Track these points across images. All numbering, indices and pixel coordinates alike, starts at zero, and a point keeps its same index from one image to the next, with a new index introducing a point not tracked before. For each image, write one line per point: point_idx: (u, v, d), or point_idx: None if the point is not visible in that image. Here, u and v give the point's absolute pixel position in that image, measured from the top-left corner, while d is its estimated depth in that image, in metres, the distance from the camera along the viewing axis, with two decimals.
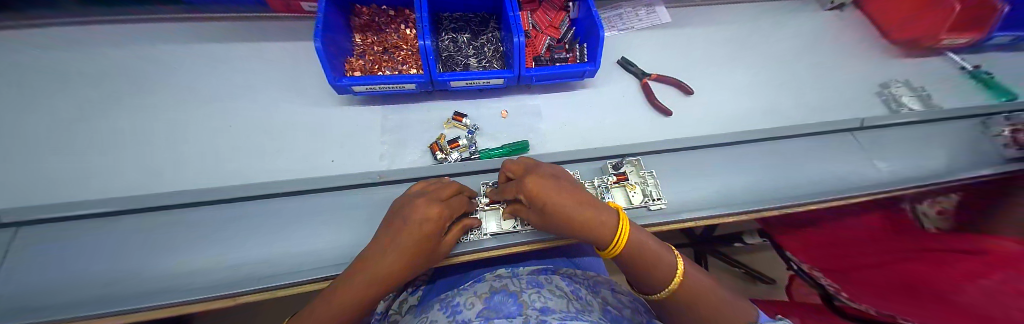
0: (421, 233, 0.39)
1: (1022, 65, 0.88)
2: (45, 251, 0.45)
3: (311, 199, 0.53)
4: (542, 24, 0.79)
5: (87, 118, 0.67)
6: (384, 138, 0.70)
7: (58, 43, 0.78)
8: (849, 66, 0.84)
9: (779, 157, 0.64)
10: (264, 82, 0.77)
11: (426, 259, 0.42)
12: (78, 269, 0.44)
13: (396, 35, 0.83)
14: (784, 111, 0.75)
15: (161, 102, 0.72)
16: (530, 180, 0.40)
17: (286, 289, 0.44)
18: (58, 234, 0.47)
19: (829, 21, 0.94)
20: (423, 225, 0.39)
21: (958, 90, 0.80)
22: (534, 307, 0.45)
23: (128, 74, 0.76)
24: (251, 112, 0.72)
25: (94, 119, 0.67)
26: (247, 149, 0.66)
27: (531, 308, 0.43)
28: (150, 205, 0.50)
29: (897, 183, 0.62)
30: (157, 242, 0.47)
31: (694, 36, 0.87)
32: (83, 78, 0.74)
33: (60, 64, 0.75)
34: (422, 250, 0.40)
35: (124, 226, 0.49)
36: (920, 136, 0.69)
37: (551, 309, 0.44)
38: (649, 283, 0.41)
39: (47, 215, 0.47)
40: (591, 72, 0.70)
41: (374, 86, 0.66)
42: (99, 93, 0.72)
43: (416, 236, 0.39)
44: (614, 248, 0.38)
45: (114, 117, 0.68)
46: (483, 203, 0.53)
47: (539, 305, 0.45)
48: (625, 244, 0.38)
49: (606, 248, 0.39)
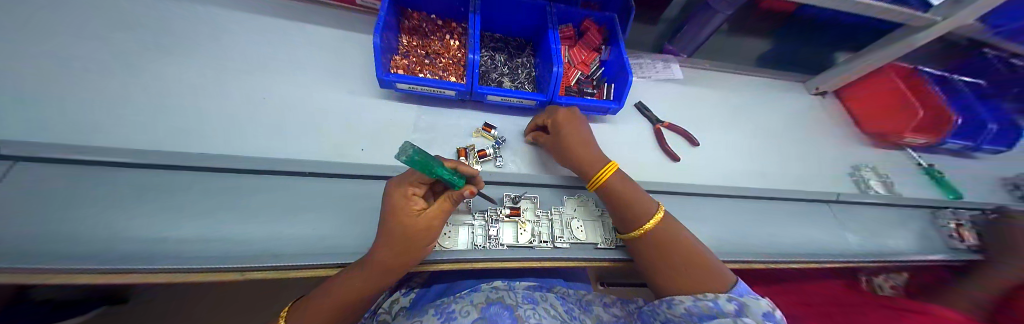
0: (394, 212, 0.39)
1: (963, 168, 1.05)
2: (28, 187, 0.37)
3: (334, 184, 0.51)
4: (576, 60, 0.76)
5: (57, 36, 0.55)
6: (415, 135, 0.63)
7: None
8: (827, 146, 0.97)
9: (766, 217, 0.72)
10: (282, 50, 0.68)
11: (416, 242, 0.40)
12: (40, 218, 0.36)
13: (440, 43, 0.73)
14: (771, 176, 0.84)
15: (168, 40, 0.62)
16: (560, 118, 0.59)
17: (303, 270, 0.41)
18: (52, 173, 0.39)
19: (813, 104, 1.08)
20: (396, 216, 0.39)
21: (914, 182, 0.94)
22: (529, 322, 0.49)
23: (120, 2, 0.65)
24: (272, 77, 0.62)
25: (63, 38, 0.55)
26: (260, 107, 0.57)
27: None
28: (159, 158, 0.43)
29: (863, 255, 0.72)
30: (152, 200, 0.41)
31: (703, 95, 0.97)
32: None
33: None
34: (398, 234, 0.39)
35: (125, 177, 0.42)
36: (880, 216, 0.80)
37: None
38: (624, 223, 0.49)
39: (29, 150, 0.38)
40: (614, 110, 0.73)
41: (418, 86, 0.60)
42: (83, 10, 0.60)
43: (390, 217, 0.39)
44: (596, 179, 0.51)
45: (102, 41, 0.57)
46: (504, 214, 0.54)
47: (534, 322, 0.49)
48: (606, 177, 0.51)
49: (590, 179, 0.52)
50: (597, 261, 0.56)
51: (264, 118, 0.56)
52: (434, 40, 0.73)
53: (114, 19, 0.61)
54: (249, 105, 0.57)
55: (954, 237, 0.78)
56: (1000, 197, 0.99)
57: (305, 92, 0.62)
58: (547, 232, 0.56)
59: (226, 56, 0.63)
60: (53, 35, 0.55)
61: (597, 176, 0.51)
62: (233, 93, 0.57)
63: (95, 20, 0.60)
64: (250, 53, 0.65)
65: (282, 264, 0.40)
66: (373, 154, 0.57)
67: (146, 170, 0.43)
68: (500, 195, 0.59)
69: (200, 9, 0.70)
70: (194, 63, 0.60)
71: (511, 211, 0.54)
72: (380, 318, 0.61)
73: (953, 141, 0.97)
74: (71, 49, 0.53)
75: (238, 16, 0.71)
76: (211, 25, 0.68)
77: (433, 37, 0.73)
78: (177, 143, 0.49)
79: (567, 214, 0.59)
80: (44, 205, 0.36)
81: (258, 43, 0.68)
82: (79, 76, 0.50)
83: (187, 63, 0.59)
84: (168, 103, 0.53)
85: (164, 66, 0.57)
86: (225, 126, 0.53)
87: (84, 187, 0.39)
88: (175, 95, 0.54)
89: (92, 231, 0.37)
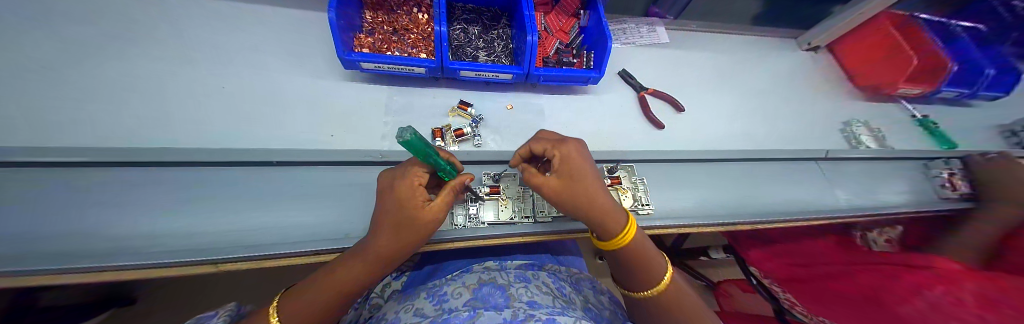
0: (398, 203, 0.37)
1: (960, 118, 1.03)
2: None
3: (305, 172, 0.49)
4: (553, 28, 0.73)
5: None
6: (387, 118, 0.60)
7: None
8: (818, 103, 0.94)
9: (752, 179, 0.71)
10: (242, 35, 0.65)
11: (420, 234, 0.38)
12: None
13: (407, 17, 0.69)
14: (759, 138, 0.82)
15: (116, 30, 0.58)
16: (573, 154, 0.41)
17: (282, 259, 0.41)
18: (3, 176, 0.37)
19: (804, 61, 1.04)
20: (403, 206, 0.36)
21: (908, 136, 0.93)
22: (522, 301, 0.48)
23: None
24: (233, 66, 0.59)
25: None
26: (222, 99, 0.54)
27: (519, 301, 0.47)
28: (112, 159, 0.41)
29: (853, 209, 0.71)
30: (109, 196, 0.40)
31: (689, 59, 0.93)
32: None
33: None
34: (405, 226, 0.37)
35: (75, 176, 0.40)
36: (869, 170, 0.79)
37: (537, 304, 0.47)
38: (635, 281, 0.45)
39: None
40: (595, 79, 0.70)
41: (384, 65, 0.57)
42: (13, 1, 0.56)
43: (395, 207, 0.37)
44: (620, 240, 0.41)
45: (36, 34, 0.53)
46: (483, 193, 0.53)
47: (527, 299, 0.48)
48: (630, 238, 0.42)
49: (613, 239, 0.42)
50: (581, 234, 0.55)
51: (229, 108, 0.54)
52: (401, 14, 0.69)
53: (56, 9, 0.57)
54: (210, 96, 0.54)
55: (946, 187, 0.77)
56: (995, 144, 0.98)
57: (269, 79, 0.59)
58: (530, 208, 0.54)
59: (183, 45, 0.60)
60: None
61: (621, 237, 0.41)
62: (193, 83, 0.55)
63: (29, 12, 0.55)
64: (209, 41, 0.62)
65: (254, 256, 0.39)
66: (343, 139, 0.56)
67: (101, 168, 0.41)
68: (479, 174, 0.57)
69: None
70: (149, 55, 0.57)
71: (491, 189, 0.52)
72: (373, 303, 0.62)
73: (949, 90, 0.94)
74: (11, 45, 0.50)
75: (193, 3, 0.67)
76: (164, 13, 0.64)
77: (400, 12, 0.69)
78: (136, 140, 0.47)
79: None
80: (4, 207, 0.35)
81: (217, 30, 0.64)
82: (22, 74, 0.47)
83: (141, 56, 0.56)
84: (123, 99, 0.50)
85: (115, 59, 0.54)
86: (190, 120, 0.51)
87: (37, 188, 0.37)
88: (132, 91, 0.51)
89: (53, 230, 0.36)
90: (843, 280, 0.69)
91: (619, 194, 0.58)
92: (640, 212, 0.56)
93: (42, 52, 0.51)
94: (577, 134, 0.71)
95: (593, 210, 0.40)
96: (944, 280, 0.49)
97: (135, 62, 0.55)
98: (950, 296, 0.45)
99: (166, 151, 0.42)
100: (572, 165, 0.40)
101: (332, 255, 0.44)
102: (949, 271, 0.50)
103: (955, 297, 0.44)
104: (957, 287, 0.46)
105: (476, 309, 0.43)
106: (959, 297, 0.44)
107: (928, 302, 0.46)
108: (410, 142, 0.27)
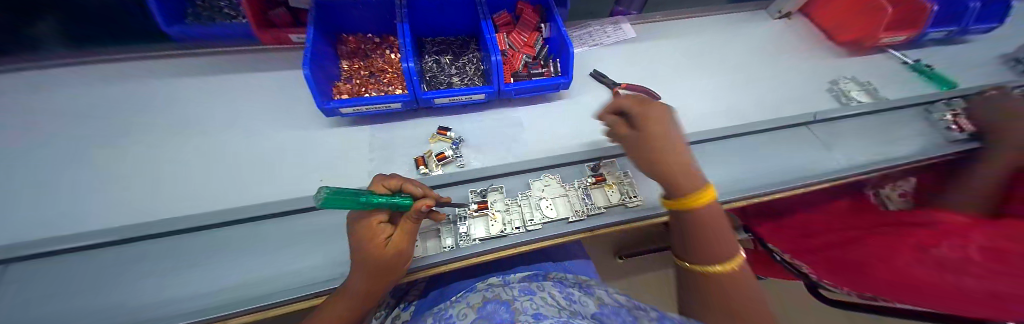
0: (362, 246, 0.38)
1: (957, 56, 0.99)
2: (28, 284, 0.41)
3: (299, 220, 0.52)
4: (517, 44, 0.77)
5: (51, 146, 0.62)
6: (372, 154, 0.64)
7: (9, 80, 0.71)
8: (800, 68, 0.93)
9: (747, 151, 0.69)
10: (241, 105, 0.72)
11: (390, 267, 0.39)
12: (36, 308, 0.39)
13: (381, 59, 0.74)
14: (744, 112, 0.81)
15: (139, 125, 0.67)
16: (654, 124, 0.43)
17: (279, 307, 0.42)
18: (45, 268, 0.43)
19: (779, 29, 1.04)
20: (366, 250, 0.37)
21: (902, 83, 0.90)
22: (528, 313, 0.44)
23: (91, 103, 0.70)
24: (238, 136, 0.67)
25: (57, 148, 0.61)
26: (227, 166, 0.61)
27: (523, 314, 0.42)
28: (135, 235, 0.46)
29: (861, 167, 0.67)
30: (127, 273, 0.43)
31: (660, 48, 0.94)
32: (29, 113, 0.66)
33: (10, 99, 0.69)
34: (371, 266, 0.38)
35: (103, 257, 0.45)
36: (867, 125, 0.77)
37: (543, 314, 0.42)
38: (684, 227, 0.42)
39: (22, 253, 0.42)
40: (566, 84, 0.72)
41: (362, 107, 0.61)
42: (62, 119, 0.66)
43: (360, 251, 0.38)
44: (693, 199, 0.39)
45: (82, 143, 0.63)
46: (472, 210, 0.53)
47: (532, 311, 0.44)
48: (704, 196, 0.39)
49: (685, 196, 0.40)
50: (573, 236, 0.54)
51: (232, 173, 0.60)
52: (375, 57, 0.74)
53: (93, 117, 0.68)
54: (215, 165, 0.61)
55: (952, 130, 0.73)
56: (1004, 75, 0.92)
57: (263, 140, 0.65)
58: (519, 218, 0.54)
59: (194, 125, 0.68)
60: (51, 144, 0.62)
61: (689, 195, 0.40)
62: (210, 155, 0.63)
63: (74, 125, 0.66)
64: (214, 117, 0.70)
65: (253, 307, 0.40)
66: (333, 182, 0.59)
67: (126, 247, 0.46)
68: (467, 193, 0.58)
69: (165, 87, 0.76)
70: (167, 138, 0.65)
71: (478, 205, 0.53)
72: None
73: (934, 30, 0.92)
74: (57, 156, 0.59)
75: (197, 88, 0.76)
76: (176, 99, 0.73)
77: (374, 55, 0.74)
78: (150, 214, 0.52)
79: (535, 196, 0.57)
80: (48, 294, 0.40)
81: (219, 106, 0.72)
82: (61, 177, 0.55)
83: (162, 141, 0.65)
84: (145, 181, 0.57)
85: (141, 149, 0.63)
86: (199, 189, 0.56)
87: (72, 272, 0.43)
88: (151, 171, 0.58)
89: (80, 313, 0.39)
90: (851, 245, 0.68)
91: (605, 190, 0.58)
92: (629, 205, 0.55)
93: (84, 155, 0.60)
94: (558, 139, 0.72)
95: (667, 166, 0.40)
96: (945, 236, 0.48)
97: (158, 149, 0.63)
98: (958, 251, 0.44)
99: (180, 222, 0.48)
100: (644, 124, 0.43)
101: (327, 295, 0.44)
102: (951, 225, 0.49)
103: (960, 252, 0.44)
104: (963, 242, 0.45)
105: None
106: (965, 252, 0.44)
107: (937, 260, 0.46)
108: (334, 202, 0.28)
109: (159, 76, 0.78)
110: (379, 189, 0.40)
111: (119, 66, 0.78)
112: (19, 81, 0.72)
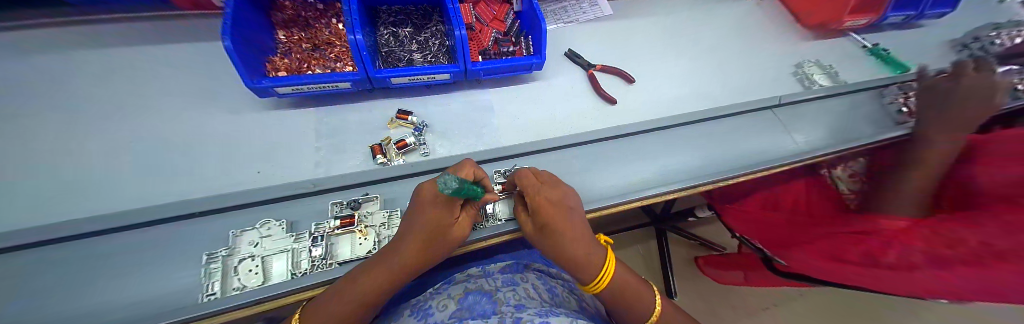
0: (426, 219, 0.37)
1: (910, 41, 1.04)
2: None
3: (220, 220, 0.42)
4: (486, 18, 0.72)
5: None
6: (320, 142, 0.57)
7: None
8: (770, 51, 0.94)
9: (718, 135, 0.69)
10: (157, 86, 0.61)
11: (441, 246, 0.38)
12: None
13: (327, 31, 0.66)
14: (716, 95, 0.81)
15: (19, 108, 0.54)
16: (554, 216, 0.39)
17: (201, 322, 0.33)
18: None
19: (752, 10, 1.03)
20: (424, 223, 0.37)
21: (862, 67, 0.93)
22: (510, 304, 0.40)
23: None
24: (153, 123, 0.56)
25: None
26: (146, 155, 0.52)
27: (506, 306, 0.38)
28: None
29: (820, 148, 0.70)
30: None
31: (636, 27, 0.91)
32: None
33: None
34: (433, 237, 0.37)
35: None
36: (831, 108, 0.78)
37: (526, 307, 0.38)
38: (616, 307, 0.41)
39: None
40: (538, 65, 0.67)
41: (303, 87, 0.53)
42: None
43: (420, 223, 0.37)
44: (595, 287, 0.39)
45: None
46: (337, 227, 0.42)
47: (514, 303, 0.40)
48: (603, 285, 0.39)
49: (589, 285, 0.39)
50: None
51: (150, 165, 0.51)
52: (320, 29, 0.66)
53: None
54: (123, 156, 0.52)
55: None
56: (947, 61, 0.98)
57: (187, 126, 0.56)
58: None
59: (92, 107, 0.56)
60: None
61: (594, 284, 0.39)
62: (117, 145, 0.52)
63: None
64: (119, 99, 0.58)
65: None
66: (275, 174, 0.52)
67: None
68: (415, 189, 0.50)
69: (52, 59, 0.62)
70: (54, 123, 0.53)
71: (344, 221, 0.42)
72: None
73: (893, 14, 0.95)
74: None
75: (97, 63, 0.63)
76: (66, 76, 0.60)
77: (317, 26, 0.66)
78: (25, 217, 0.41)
79: None
80: None
81: (128, 86, 0.60)
82: None
83: (46, 127, 0.53)
84: (30, 177, 0.47)
85: (15, 137, 0.51)
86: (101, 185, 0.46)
87: None
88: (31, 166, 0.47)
89: None
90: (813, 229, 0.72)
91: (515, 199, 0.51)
92: None
93: None
94: (529, 124, 0.69)
95: (557, 256, 0.39)
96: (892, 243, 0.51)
97: (45, 139, 0.51)
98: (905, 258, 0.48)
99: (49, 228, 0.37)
100: (540, 213, 0.40)
101: (243, 311, 0.35)
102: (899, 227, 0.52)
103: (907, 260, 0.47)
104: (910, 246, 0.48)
105: (459, 320, 0.35)
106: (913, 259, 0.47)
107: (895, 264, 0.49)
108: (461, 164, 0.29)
109: (39, 45, 0.62)
110: (470, 175, 0.38)
111: None
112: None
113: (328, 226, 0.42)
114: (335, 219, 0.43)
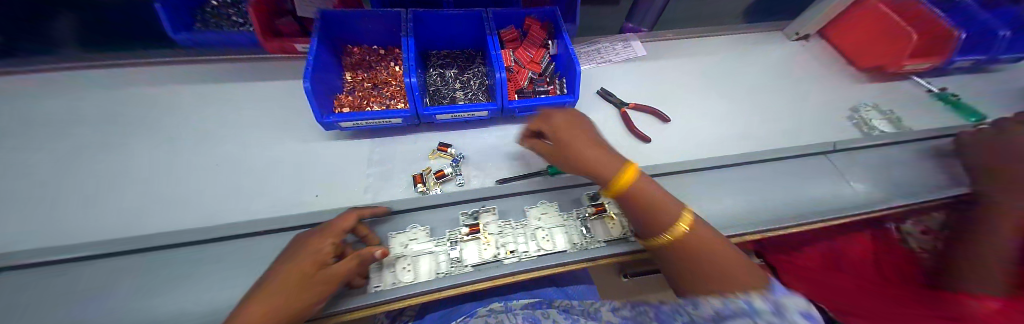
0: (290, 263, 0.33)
1: (988, 85, 0.94)
2: None
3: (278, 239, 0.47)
4: (524, 60, 0.77)
5: (58, 153, 0.62)
6: (369, 169, 0.63)
7: (27, 84, 0.73)
8: (818, 93, 0.89)
9: (766, 181, 0.65)
10: (244, 115, 0.72)
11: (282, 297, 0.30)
12: None
13: (385, 72, 0.74)
14: (758, 137, 0.78)
15: (144, 132, 0.67)
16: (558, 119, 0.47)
17: None
18: None
19: (795, 51, 1.00)
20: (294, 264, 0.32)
21: (930, 113, 0.85)
22: None
23: (102, 108, 0.71)
24: (236, 148, 0.65)
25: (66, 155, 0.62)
26: (229, 175, 0.60)
27: None
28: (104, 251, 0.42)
29: (888, 202, 0.63)
30: None
31: (671, 67, 0.92)
32: (46, 121, 0.68)
33: (24, 104, 0.70)
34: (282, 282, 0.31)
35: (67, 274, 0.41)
36: (898, 157, 0.71)
37: None
38: (650, 233, 0.40)
39: None
40: (572, 103, 0.70)
41: (362, 121, 0.59)
42: (75, 125, 0.67)
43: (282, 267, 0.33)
44: (616, 183, 0.40)
45: (89, 150, 0.63)
46: (464, 233, 0.46)
47: None
48: (625, 180, 0.40)
49: (608, 184, 0.41)
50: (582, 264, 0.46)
51: (230, 185, 0.59)
52: (379, 70, 0.75)
53: (99, 122, 0.68)
54: (210, 175, 0.61)
55: None
56: None
57: (263, 151, 0.65)
58: (515, 242, 0.47)
59: (197, 134, 0.68)
60: (48, 156, 0.62)
61: (614, 181, 0.40)
62: (208, 165, 0.62)
63: (82, 131, 0.66)
64: (216, 126, 0.70)
65: None
66: (328, 198, 0.58)
67: None
68: (456, 216, 0.50)
69: (172, 92, 0.76)
70: (170, 145, 0.65)
71: (470, 228, 0.46)
72: None
73: (963, 58, 0.88)
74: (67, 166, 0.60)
75: (203, 94, 0.76)
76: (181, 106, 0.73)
77: (378, 67, 0.75)
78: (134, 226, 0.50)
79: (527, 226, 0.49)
80: None
81: (223, 115, 0.72)
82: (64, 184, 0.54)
83: (163, 149, 0.64)
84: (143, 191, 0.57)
85: (141, 156, 0.63)
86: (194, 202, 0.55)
87: None
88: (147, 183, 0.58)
89: None
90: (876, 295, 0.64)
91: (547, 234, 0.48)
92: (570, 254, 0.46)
93: (91, 164, 0.61)
94: None
95: (586, 164, 0.42)
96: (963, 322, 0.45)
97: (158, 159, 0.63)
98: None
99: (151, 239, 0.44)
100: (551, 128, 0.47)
101: None
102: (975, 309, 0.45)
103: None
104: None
105: None
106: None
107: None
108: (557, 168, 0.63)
109: (166, 81, 0.78)
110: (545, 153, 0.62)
111: (125, 74, 0.78)
112: (25, 85, 0.72)
113: (459, 232, 0.46)
114: (465, 226, 0.47)
